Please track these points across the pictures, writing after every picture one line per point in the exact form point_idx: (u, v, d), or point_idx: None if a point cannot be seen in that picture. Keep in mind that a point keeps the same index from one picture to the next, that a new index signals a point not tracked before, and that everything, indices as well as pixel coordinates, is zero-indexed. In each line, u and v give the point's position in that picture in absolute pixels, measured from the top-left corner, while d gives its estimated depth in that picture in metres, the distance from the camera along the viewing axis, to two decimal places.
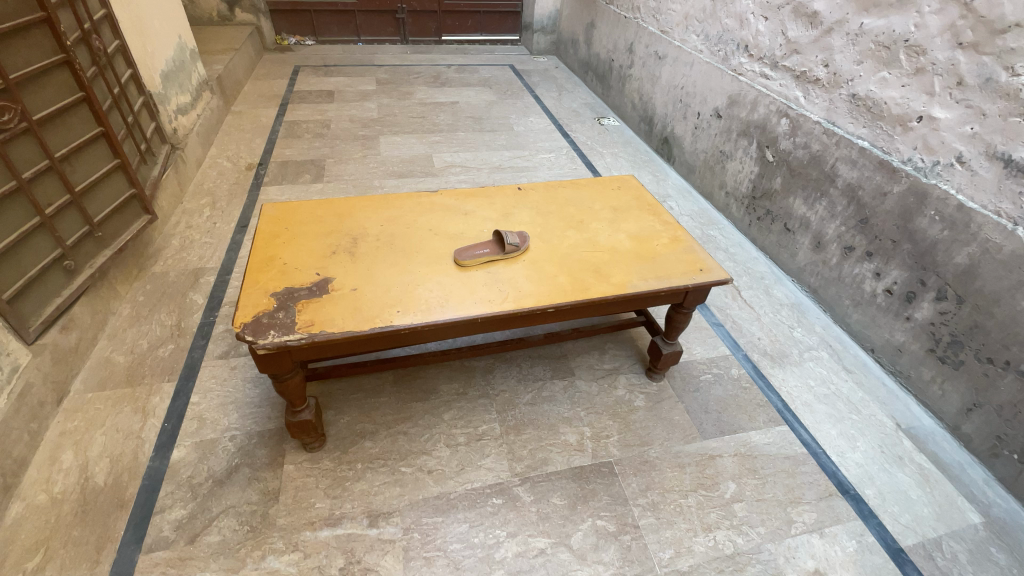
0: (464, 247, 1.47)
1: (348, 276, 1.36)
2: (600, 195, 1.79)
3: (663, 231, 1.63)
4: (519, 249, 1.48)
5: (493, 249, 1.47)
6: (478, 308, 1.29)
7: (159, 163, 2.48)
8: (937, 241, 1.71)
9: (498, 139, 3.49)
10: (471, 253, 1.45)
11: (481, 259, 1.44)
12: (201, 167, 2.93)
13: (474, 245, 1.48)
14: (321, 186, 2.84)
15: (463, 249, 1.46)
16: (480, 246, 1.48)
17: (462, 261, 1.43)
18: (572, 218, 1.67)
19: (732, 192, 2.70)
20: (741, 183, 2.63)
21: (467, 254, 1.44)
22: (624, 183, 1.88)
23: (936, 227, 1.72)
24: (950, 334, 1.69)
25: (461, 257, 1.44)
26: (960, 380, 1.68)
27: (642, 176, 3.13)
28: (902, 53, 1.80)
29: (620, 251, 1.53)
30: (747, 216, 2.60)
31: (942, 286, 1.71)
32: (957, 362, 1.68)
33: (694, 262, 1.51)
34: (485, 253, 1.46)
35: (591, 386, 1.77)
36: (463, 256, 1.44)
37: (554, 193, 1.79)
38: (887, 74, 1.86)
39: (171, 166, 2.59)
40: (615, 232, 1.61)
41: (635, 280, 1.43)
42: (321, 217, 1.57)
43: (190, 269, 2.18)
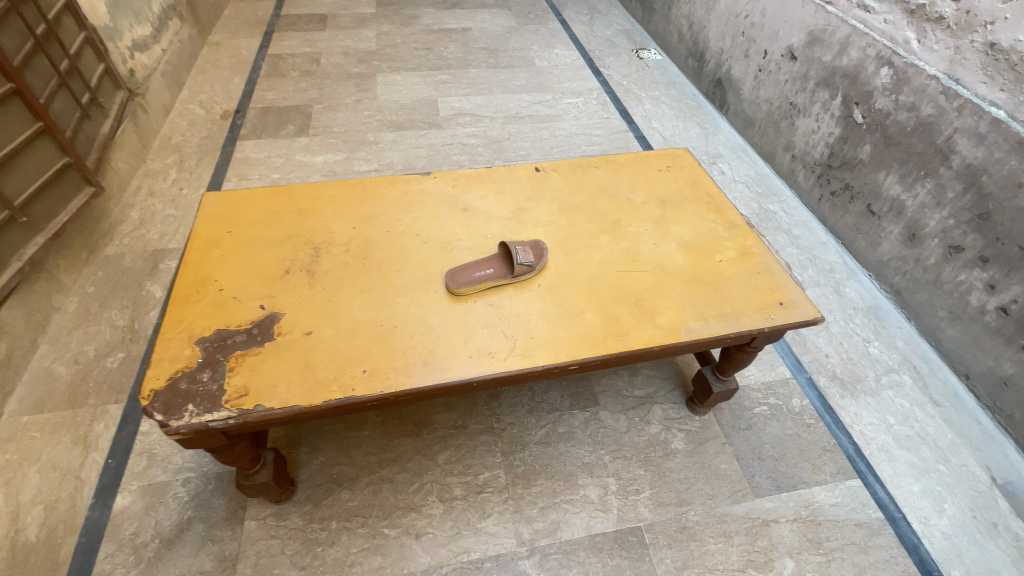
0: (460, 265, 1.10)
1: (303, 310, 1.02)
2: (643, 181, 1.37)
3: (728, 240, 1.22)
4: (532, 271, 1.10)
5: (498, 270, 1.09)
6: (473, 366, 0.95)
7: (110, 117, 2.10)
8: None
9: (517, 78, 2.94)
10: (469, 277, 1.08)
11: (483, 287, 1.07)
12: (169, 115, 2.52)
13: (475, 262, 1.11)
14: (306, 141, 2.42)
15: (459, 267, 1.09)
16: (482, 264, 1.10)
17: (456, 287, 1.05)
18: (605, 216, 1.27)
19: (801, 157, 2.20)
20: (813, 148, 2.13)
21: (465, 279, 1.07)
22: (675, 162, 1.44)
23: None
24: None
25: (456, 283, 1.07)
26: None
27: (688, 129, 2.61)
28: None
29: (670, 271, 1.14)
30: (818, 189, 2.13)
31: None
32: None
33: (770, 291, 1.11)
34: (489, 276, 1.08)
35: (618, 421, 1.45)
36: (458, 281, 1.07)
37: (582, 177, 1.38)
38: None
39: (128, 119, 2.20)
40: (664, 240, 1.21)
41: (690, 320, 1.05)
42: (277, 215, 1.21)
43: (149, 251, 1.86)
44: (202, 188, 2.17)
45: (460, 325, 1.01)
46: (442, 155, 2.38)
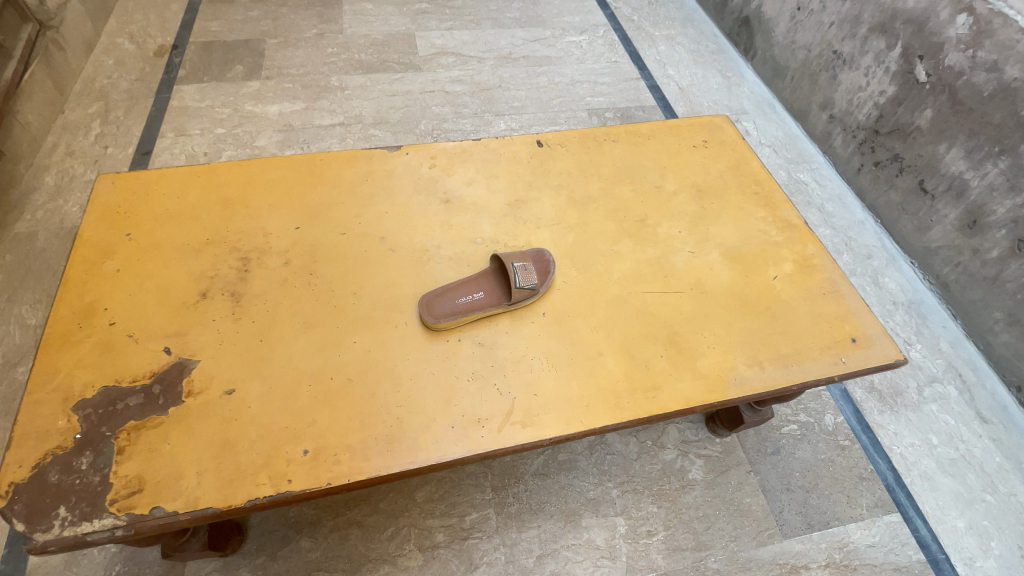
0: (439, 286, 0.82)
1: (223, 355, 0.75)
2: (674, 161, 1.07)
3: (784, 248, 0.96)
4: (535, 294, 0.83)
5: (490, 294, 0.82)
6: (455, 440, 0.70)
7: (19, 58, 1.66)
8: None
9: (510, 9, 2.49)
10: (451, 304, 0.80)
11: (471, 317, 0.80)
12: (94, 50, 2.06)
13: (459, 281, 0.83)
14: (258, 86, 2.02)
15: (438, 290, 0.82)
16: (469, 284, 0.83)
17: (434, 320, 0.78)
18: (627, 210, 0.98)
19: (842, 118, 1.88)
20: (858, 108, 1.81)
21: (447, 308, 0.80)
22: (712, 135, 1.14)
23: None
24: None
25: (434, 314, 0.79)
26: None
27: (708, 78, 2.24)
28: None
29: (712, 293, 0.88)
30: (859, 158, 1.83)
31: None
32: None
33: (838, 322, 0.87)
34: (478, 301, 0.81)
35: (628, 445, 1.24)
36: (437, 310, 0.80)
37: (596, 154, 1.07)
38: None
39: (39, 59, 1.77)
40: (702, 246, 0.94)
41: (740, 366, 0.80)
42: (194, 210, 0.92)
43: (68, 228, 1.54)
44: (133, 146, 1.80)
45: (436, 377, 0.75)
46: (421, 106, 2.00)
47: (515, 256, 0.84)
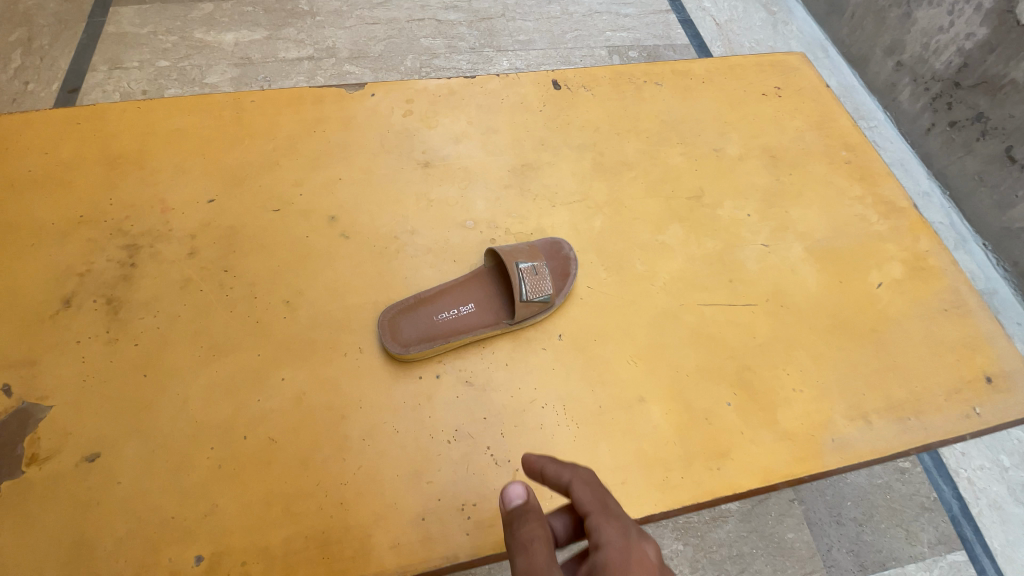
0: (410, 296, 0.57)
1: (88, 398, 0.51)
2: (738, 114, 0.79)
3: (888, 242, 0.70)
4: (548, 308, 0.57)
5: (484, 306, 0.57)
6: (426, 540, 0.47)
7: None
8: None
9: None
10: (427, 324, 0.55)
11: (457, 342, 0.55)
12: None
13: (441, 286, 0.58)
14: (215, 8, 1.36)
15: (408, 302, 0.56)
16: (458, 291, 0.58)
17: (402, 348, 0.53)
18: (676, 183, 0.71)
19: (912, 66, 1.04)
20: (936, 54, 0.99)
21: (422, 328, 0.55)
22: (788, 81, 0.85)
23: None
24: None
25: (402, 339, 0.54)
26: None
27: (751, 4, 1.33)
28: None
29: (795, 308, 0.63)
30: (930, 116, 1.02)
31: None
32: None
33: (964, 353, 0.63)
34: (468, 317, 0.56)
35: None
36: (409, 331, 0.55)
37: (634, 102, 0.78)
38: None
39: None
40: (780, 236, 0.68)
41: (837, 419, 0.56)
42: (69, 174, 0.65)
43: None
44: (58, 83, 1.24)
45: (402, 437, 0.51)
46: None
47: (521, 251, 0.57)
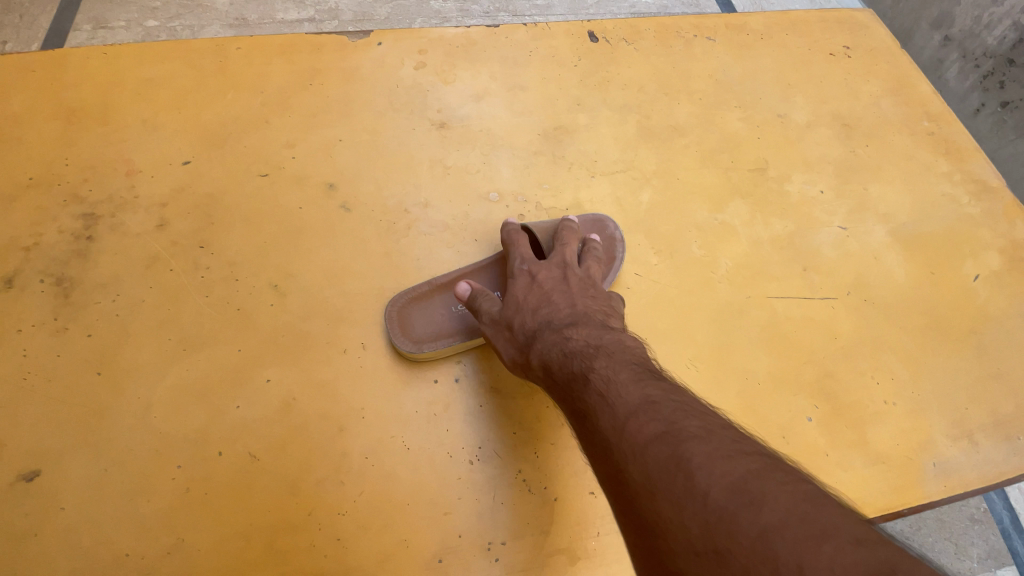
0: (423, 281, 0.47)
1: (27, 401, 0.41)
2: (804, 75, 0.68)
3: (982, 227, 0.59)
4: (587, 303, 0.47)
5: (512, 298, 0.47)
6: None
7: None
8: None
9: None
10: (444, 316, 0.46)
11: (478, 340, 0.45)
12: None
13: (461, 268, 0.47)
14: None
15: (422, 289, 0.46)
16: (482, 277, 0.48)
17: (414, 346, 0.44)
18: (735, 153, 0.60)
19: (960, 42, 0.90)
20: (987, 28, 0.86)
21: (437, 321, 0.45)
22: (858, 39, 0.73)
23: None
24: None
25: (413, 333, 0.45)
26: None
27: None
28: None
29: (882, 303, 0.52)
30: (979, 96, 0.89)
31: None
32: None
33: None
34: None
35: None
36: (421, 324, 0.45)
37: (684, 59, 0.67)
38: None
39: None
40: (859, 218, 0.58)
41: (937, 440, 0.47)
42: (16, 128, 0.54)
43: None
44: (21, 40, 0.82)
45: (413, 455, 0.42)
46: None
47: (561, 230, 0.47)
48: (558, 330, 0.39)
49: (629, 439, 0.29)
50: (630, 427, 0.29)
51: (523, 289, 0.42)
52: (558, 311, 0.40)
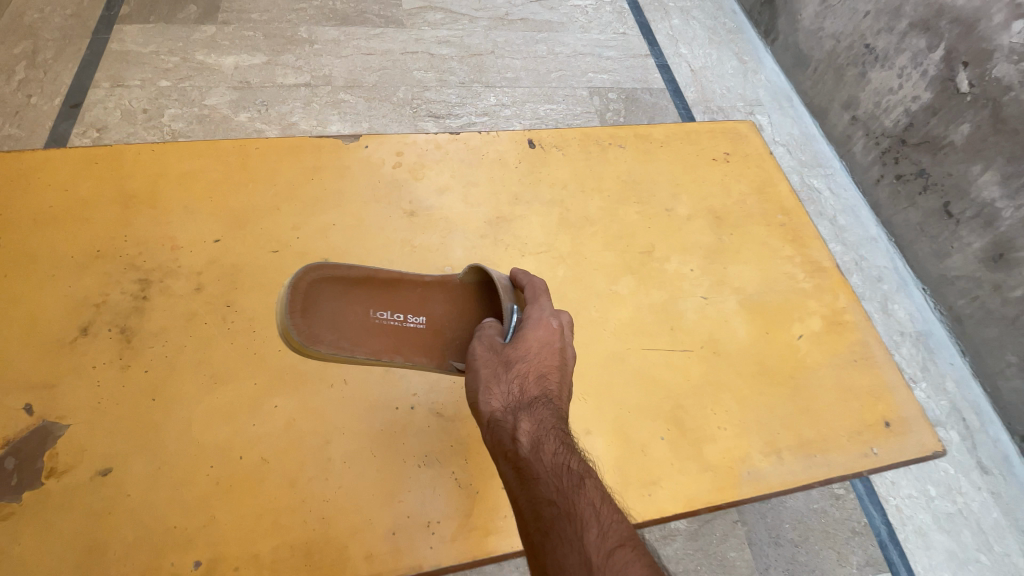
0: (361, 273, 0.63)
1: (100, 419, 0.58)
2: (689, 177, 0.90)
3: (811, 298, 0.80)
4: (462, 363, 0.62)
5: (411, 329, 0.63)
6: (395, 549, 0.55)
7: None
8: None
9: None
10: (355, 316, 0.62)
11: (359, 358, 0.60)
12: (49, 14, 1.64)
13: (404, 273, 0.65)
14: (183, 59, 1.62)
15: (348, 289, 0.63)
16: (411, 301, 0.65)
17: (315, 338, 0.58)
18: (631, 240, 0.81)
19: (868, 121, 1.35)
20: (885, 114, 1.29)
21: (347, 316, 0.62)
22: (736, 147, 0.95)
23: None
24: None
25: (324, 312, 0.60)
26: None
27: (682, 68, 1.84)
28: None
29: (726, 355, 0.73)
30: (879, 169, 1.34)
31: None
32: None
33: (871, 399, 0.73)
34: (395, 329, 0.62)
35: None
36: (338, 307, 0.62)
37: (600, 163, 0.88)
38: None
39: None
40: (717, 290, 0.78)
41: (755, 456, 0.66)
42: (86, 212, 0.72)
43: None
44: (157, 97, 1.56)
45: (378, 460, 0.59)
46: (400, 69, 1.71)
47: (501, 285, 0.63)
48: (556, 414, 0.52)
49: (599, 549, 0.40)
50: (600, 528, 0.42)
51: (539, 350, 0.57)
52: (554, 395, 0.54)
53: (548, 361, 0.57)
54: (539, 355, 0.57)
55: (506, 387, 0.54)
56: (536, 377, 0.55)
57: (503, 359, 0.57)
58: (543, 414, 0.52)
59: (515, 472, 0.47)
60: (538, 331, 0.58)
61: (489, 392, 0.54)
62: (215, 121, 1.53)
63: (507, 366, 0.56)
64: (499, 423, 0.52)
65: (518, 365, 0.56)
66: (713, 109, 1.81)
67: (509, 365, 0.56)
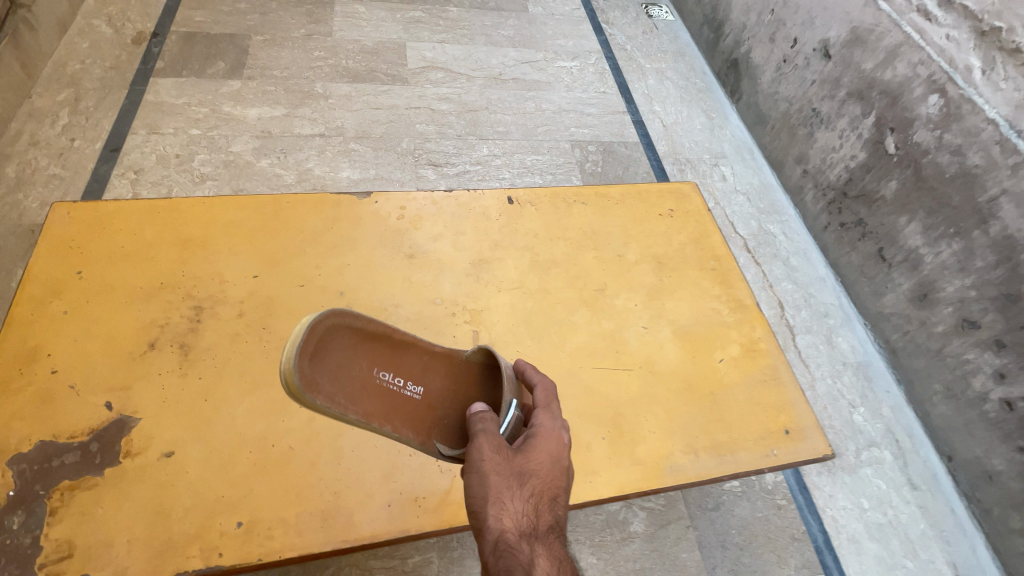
0: (369, 325, 0.76)
1: (165, 414, 0.75)
2: (639, 229, 1.10)
3: (732, 329, 0.99)
4: (421, 437, 0.74)
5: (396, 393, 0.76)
6: (392, 517, 0.72)
7: None
8: None
9: (506, 24, 2.35)
10: (357, 370, 0.74)
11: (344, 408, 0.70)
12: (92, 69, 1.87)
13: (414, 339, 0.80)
14: (208, 109, 1.85)
15: (355, 337, 0.76)
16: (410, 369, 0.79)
17: (303, 385, 0.67)
18: (587, 279, 1.00)
19: (814, 173, 1.84)
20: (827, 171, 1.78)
21: (350, 369, 0.74)
22: (680, 204, 1.16)
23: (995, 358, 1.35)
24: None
25: (330, 360, 0.72)
26: None
27: (657, 123, 2.12)
28: None
29: (659, 374, 0.91)
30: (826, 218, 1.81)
31: None
32: None
33: (776, 411, 0.90)
34: (386, 392, 0.75)
35: (592, 515, 1.25)
36: (346, 356, 0.75)
37: (566, 216, 1.08)
38: None
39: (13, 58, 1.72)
40: (655, 322, 0.97)
41: (677, 454, 0.83)
42: (149, 250, 0.90)
43: (25, 226, 1.50)
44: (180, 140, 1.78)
45: (380, 449, 0.76)
46: (405, 122, 1.94)
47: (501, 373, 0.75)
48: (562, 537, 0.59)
49: None
50: None
51: (551, 465, 0.64)
52: (559, 511, 0.61)
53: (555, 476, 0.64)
54: (550, 473, 0.64)
55: (522, 505, 0.59)
56: (549, 500, 0.61)
57: (520, 472, 0.62)
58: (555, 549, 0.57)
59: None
60: (550, 445, 0.66)
61: (506, 507, 0.59)
62: (240, 166, 1.74)
63: (524, 483, 0.61)
64: (513, 548, 0.56)
65: (533, 484, 0.62)
66: (681, 161, 2.03)
67: (522, 479, 0.62)
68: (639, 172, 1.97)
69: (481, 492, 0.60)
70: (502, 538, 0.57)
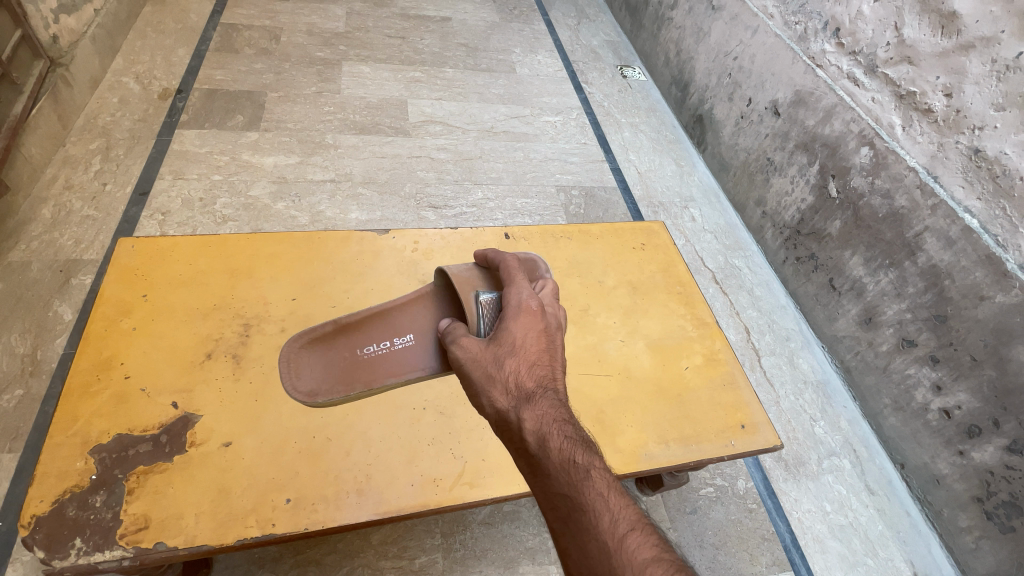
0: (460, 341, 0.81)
1: (225, 411, 0.90)
2: (617, 259, 1.29)
3: (696, 342, 1.17)
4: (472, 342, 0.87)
5: None
6: (413, 494, 0.87)
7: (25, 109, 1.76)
8: (987, 380, 1.34)
9: (496, 83, 2.63)
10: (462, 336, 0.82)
11: None
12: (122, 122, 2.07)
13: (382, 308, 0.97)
14: (230, 158, 2.05)
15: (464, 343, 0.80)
16: (313, 374, 0.93)
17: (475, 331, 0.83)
18: (573, 301, 1.18)
19: (772, 215, 2.05)
20: (783, 211, 1.99)
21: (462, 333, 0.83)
22: (650, 240, 1.36)
23: (929, 371, 1.48)
24: (1011, 494, 1.29)
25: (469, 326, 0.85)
26: (1005, 545, 1.31)
27: (631, 170, 2.38)
28: (1012, 145, 1.31)
29: (635, 379, 1.08)
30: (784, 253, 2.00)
31: (971, 424, 1.38)
32: (1006, 526, 1.30)
33: (733, 410, 1.08)
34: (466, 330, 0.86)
35: None
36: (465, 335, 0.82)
37: (555, 249, 1.27)
38: (1011, 151, 1.31)
39: (50, 110, 1.89)
40: (631, 336, 1.15)
41: (651, 444, 1.00)
42: (202, 277, 1.06)
43: (59, 261, 1.64)
44: (200, 184, 1.95)
45: (403, 440, 0.92)
46: (407, 169, 2.16)
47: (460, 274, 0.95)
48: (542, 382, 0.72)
49: (593, 472, 0.62)
50: (591, 461, 0.63)
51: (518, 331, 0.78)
52: (534, 369, 0.74)
53: (526, 337, 0.77)
54: (522, 345, 0.76)
55: (505, 381, 0.72)
56: (526, 360, 0.74)
57: (496, 356, 0.75)
58: (538, 406, 0.69)
59: (530, 464, 0.65)
60: (526, 319, 0.79)
61: (495, 391, 0.72)
62: (258, 208, 1.91)
63: (499, 365, 0.74)
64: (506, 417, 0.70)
65: (507, 364, 0.74)
66: (655, 204, 2.26)
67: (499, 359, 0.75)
68: (618, 213, 2.20)
69: (475, 389, 0.74)
70: (496, 421, 0.71)
